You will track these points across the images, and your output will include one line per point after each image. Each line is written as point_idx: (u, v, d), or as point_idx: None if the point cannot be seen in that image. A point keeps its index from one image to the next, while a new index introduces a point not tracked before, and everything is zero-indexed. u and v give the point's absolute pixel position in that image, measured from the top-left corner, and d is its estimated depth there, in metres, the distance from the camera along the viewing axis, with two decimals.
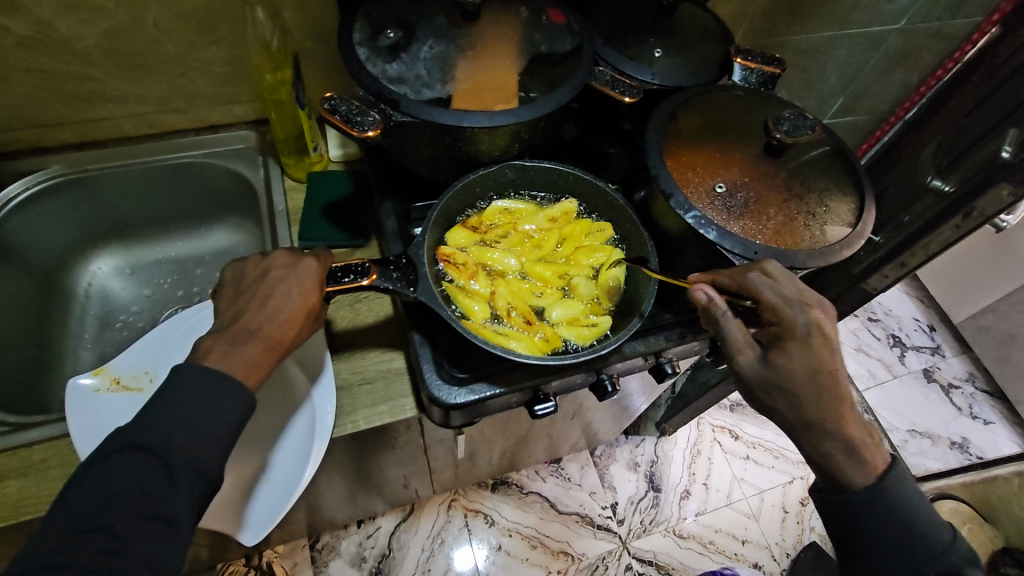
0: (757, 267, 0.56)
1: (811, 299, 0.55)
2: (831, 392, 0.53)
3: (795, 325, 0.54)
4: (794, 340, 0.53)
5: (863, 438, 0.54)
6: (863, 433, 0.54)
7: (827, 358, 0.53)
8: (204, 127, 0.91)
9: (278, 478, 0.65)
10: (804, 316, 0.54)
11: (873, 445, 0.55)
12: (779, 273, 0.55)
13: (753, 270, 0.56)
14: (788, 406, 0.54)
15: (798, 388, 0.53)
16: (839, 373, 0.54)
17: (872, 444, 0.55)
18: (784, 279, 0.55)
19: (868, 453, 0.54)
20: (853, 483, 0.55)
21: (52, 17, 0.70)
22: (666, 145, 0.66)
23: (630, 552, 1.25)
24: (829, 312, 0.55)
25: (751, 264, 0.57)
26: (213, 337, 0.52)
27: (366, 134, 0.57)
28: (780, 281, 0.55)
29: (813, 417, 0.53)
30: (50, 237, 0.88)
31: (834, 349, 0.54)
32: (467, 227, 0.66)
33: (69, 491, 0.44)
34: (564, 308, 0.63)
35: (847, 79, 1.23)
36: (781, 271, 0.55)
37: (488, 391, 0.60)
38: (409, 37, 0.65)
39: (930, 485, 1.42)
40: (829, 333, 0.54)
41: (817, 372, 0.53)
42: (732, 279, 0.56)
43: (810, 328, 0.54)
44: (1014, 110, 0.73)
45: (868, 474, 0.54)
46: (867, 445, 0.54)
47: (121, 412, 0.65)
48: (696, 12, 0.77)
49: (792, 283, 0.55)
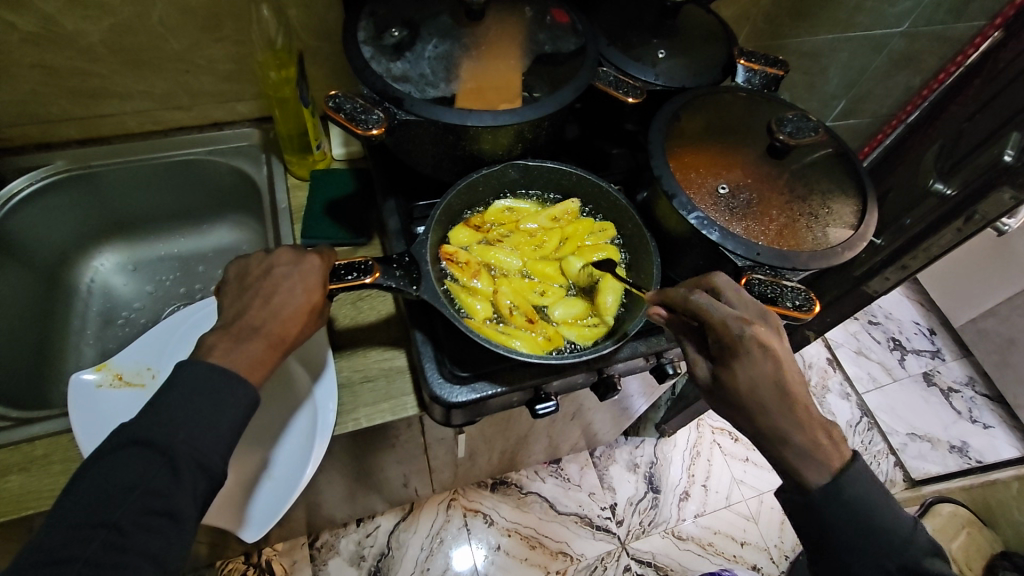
0: (705, 282, 0.55)
1: (754, 310, 0.52)
2: (781, 405, 0.49)
3: (736, 344, 0.49)
4: (737, 359, 0.50)
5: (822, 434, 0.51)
6: (816, 433, 0.51)
7: (772, 373, 0.49)
8: (209, 124, 0.92)
9: (280, 475, 0.65)
10: (746, 336, 0.49)
11: (829, 444, 0.52)
12: (727, 285, 0.54)
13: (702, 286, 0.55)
14: (740, 416, 0.51)
15: (749, 405, 0.50)
16: (789, 385, 0.50)
17: (832, 443, 0.52)
18: (727, 293, 0.53)
19: (828, 454, 0.51)
20: (810, 487, 0.52)
21: (57, 13, 0.70)
22: (670, 146, 0.66)
23: (629, 553, 1.25)
24: (772, 321, 0.51)
25: (703, 277, 0.56)
26: (218, 333, 0.52)
27: (371, 132, 0.57)
28: (724, 296, 0.53)
29: (763, 426, 0.50)
30: (52, 232, 0.88)
31: (782, 363, 0.49)
32: (470, 226, 0.66)
33: (73, 486, 0.44)
34: (567, 308, 0.63)
35: (850, 82, 1.24)
36: (728, 284, 0.54)
37: (489, 390, 0.60)
38: (414, 36, 0.65)
39: (926, 490, 1.42)
40: (774, 350, 0.49)
41: (763, 386, 0.49)
42: (677, 298, 0.53)
43: (751, 345, 0.49)
44: (1014, 115, 0.74)
45: (822, 473, 0.51)
46: (821, 444, 0.51)
47: (124, 406, 0.65)
48: (700, 13, 0.77)
49: (737, 296, 0.53)
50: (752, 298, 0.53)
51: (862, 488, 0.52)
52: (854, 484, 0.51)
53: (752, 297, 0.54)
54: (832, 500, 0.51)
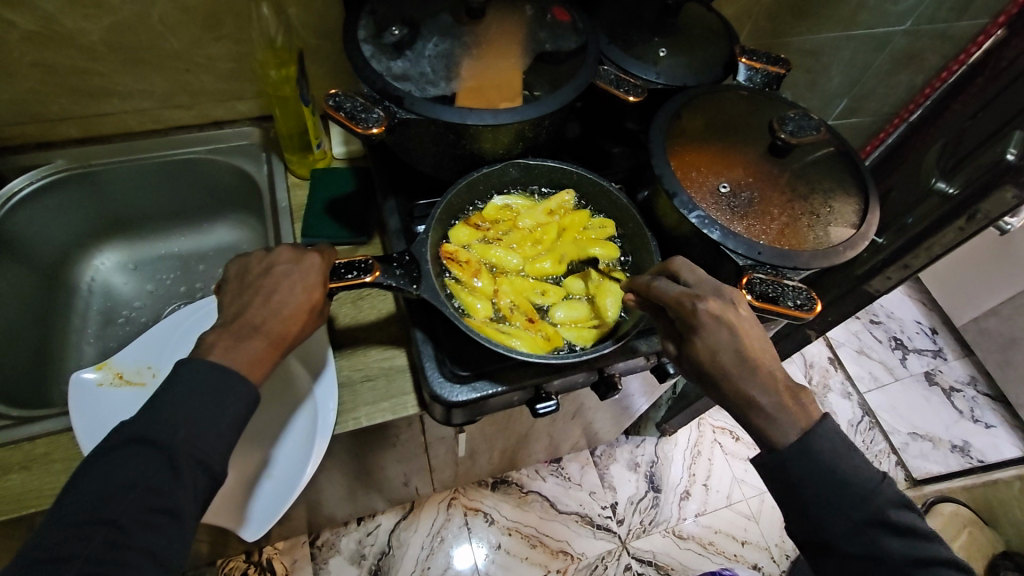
0: (668, 267, 0.56)
1: (709, 286, 0.53)
2: (743, 372, 0.49)
3: (690, 317, 0.51)
4: (694, 331, 0.50)
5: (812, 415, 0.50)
6: (784, 397, 0.50)
7: (728, 341, 0.50)
8: (209, 123, 0.91)
9: (280, 475, 0.65)
10: (696, 308, 0.50)
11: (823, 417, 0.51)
12: (682, 266, 0.55)
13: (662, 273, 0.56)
14: (709, 389, 0.51)
15: (713, 375, 0.50)
16: (748, 352, 0.50)
17: (799, 405, 0.51)
18: (685, 274, 0.54)
19: (830, 440, 0.50)
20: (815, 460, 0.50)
21: (57, 11, 0.70)
22: (671, 144, 0.66)
23: (629, 552, 1.25)
24: (727, 295, 0.52)
25: (664, 263, 0.57)
26: (217, 332, 0.52)
27: (371, 131, 0.57)
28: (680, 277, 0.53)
29: (731, 396, 0.50)
30: (53, 232, 0.88)
31: (736, 331, 0.50)
32: (470, 225, 0.66)
33: (74, 484, 0.44)
34: (569, 309, 0.63)
35: (851, 80, 1.23)
36: (685, 265, 0.55)
37: (490, 389, 0.60)
38: (415, 35, 0.65)
39: (928, 489, 1.41)
40: (727, 319, 0.50)
41: (722, 354, 0.50)
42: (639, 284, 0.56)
43: (702, 316, 0.50)
44: (1018, 114, 0.73)
45: (790, 434, 0.50)
46: (789, 406, 0.50)
47: (123, 405, 0.65)
48: (701, 12, 0.77)
49: (693, 274, 0.54)
50: (708, 276, 0.54)
51: (872, 484, 0.51)
52: (860, 477, 0.51)
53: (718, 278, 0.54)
54: (834, 497, 0.50)
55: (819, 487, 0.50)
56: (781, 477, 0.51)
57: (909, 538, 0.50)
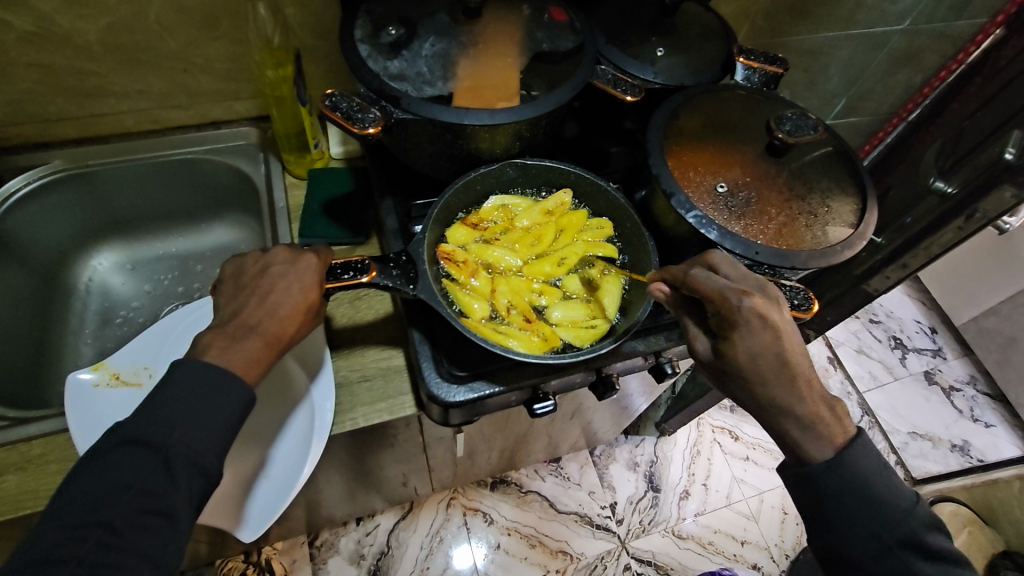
0: (703, 259, 0.55)
1: (753, 284, 0.51)
2: (779, 376, 0.49)
3: (734, 315, 0.49)
4: (736, 330, 0.49)
5: (812, 415, 0.50)
6: (819, 407, 0.50)
7: (770, 344, 0.49)
8: (207, 123, 0.91)
9: (278, 475, 0.65)
10: (743, 306, 0.49)
11: (832, 419, 0.51)
12: (725, 261, 0.54)
13: (699, 265, 0.54)
14: (741, 388, 0.51)
15: (748, 376, 0.50)
16: (787, 355, 0.49)
17: (834, 418, 0.51)
18: (724, 268, 0.54)
19: (825, 442, 0.50)
20: (813, 460, 0.50)
21: (53, 11, 0.70)
22: (669, 144, 0.66)
23: (629, 552, 1.25)
24: (772, 295, 0.51)
25: (700, 256, 0.56)
26: (213, 332, 0.52)
27: (367, 131, 0.57)
28: (724, 271, 0.52)
29: (763, 397, 0.50)
30: (51, 232, 0.88)
31: (780, 333, 0.49)
32: (467, 225, 0.66)
33: (69, 486, 0.44)
34: (566, 309, 0.63)
35: (850, 79, 1.23)
36: (724, 260, 0.54)
37: (487, 389, 0.60)
38: (411, 35, 0.65)
39: (926, 489, 1.42)
40: (772, 319, 0.49)
41: (761, 356, 0.49)
42: (678, 275, 0.54)
43: (749, 315, 0.49)
44: (1016, 113, 0.73)
45: (825, 448, 0.51)
46: (824, 418, 0.50)
47: (120, 406, 0.65)
48: (699, 11, 0.77)
49: (734, 270, 0.53)
50: (750, 273, 0.53)
51: (871, 482, 0.51)
52: (857, 473, 0.51)
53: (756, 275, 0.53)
54: (831, 499, 0.50)
55: (815, 488, 0.50)
56: None
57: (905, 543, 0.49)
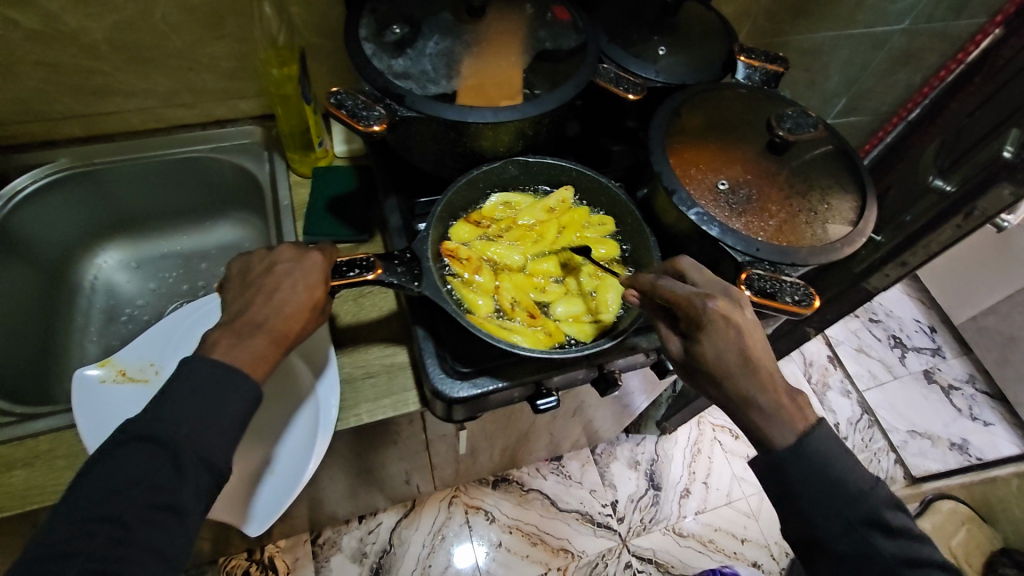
0: (671, 266, 0.56)
1: (716, 286, 0.53)
2: (745, 374, 0.50)
3: (699, 317, 0.51)
4: (701, 331, 0.51)
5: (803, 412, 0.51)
6: (780, 396, 0.51)
7: (734, 343, 0.50)
8: (211, 122, 0.92)
9: (283, 471, 0.66)
10: (707, 308, 0.50)
11: (792, 405, 0.51)
12: (691, 267, 0.55)
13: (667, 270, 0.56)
14: (711, 386, 0.52)
15: (716, 374, 0.51)
16: (752, 354, 0.50)
17: (795, 405, 0.51)
18: (691, 274, 0.55)
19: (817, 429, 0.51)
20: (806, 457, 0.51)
21: (60, 11, 0.71)
22: (670, 142, 0.66)
23: (630, 550, 1.26)
24: (736, 296, 0.52)
25: (670, 262, 0.57)
26: (220, 329, 0.53)
27: (372, 129, 0.58)
28: (688, 276, 0.54)
29: (732, 394, 0.51)
30: (55, 230, 0.89)
31: (743, 333, 0.50)
32: (470, 222, 0.66)
33: (79, 481, 0.45)
34: (569, 305, 0.64)
35: (850, 79, 1.24)
36: (692, 266, 0.55)
37: (492, 385, 0.61)
38: (416, 34, 0.66)
39: (927, 486, 1.42)
40: (735, 320, 0.50)
41: (727, 355, 0.50)
42: (645, 281, 0.56)
43: (712, 317, 0.50)
44: (1015, 111, 0.74)
45: (800, 439, 0.51)
46: (785, 406, 0.50)
47: (126, 402, 0.65)
48: (700, 10, 0.78)
49: (701, 274, 0.54)
50: (715, 277, 0.54)
51: (868, 477, 0.52)
52: (852, 470, 0.51)
53: (723, 277, 0.55)
54: (830, 494, 0.51)
55: (815, 484, 0.51)
56: (777, 475, 0.52)
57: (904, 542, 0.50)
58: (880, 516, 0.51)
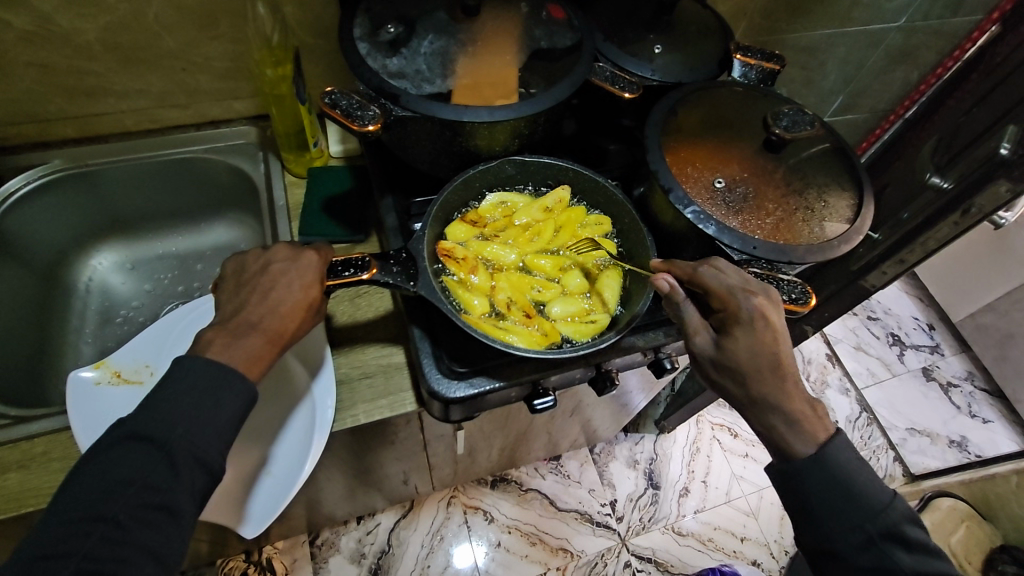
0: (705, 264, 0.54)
1: (756, 285, 0.53)
2: (773, 376, 0.51)
3: (740, 312, 0.51)
4: (739, 326, 0.51)
5: (798, 410, 0.51)
6: (800, 406, 0.51)
7: (768, 343, 0.51)
8: (205, 122, 0.92)
9: (279, 472, 0.65)
10: (749, 304, 0.51)
11: (814, 416, 0.52)
12: (729, 267, 0.54)
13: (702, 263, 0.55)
14: (734, 384, 0.52)
15: (745, 373, 0.51)
16: (782, 358, 0.51)
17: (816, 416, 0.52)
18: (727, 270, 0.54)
19: (817, 431, 0.51)
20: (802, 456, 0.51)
21: (53, 11, 0.70)
22: (667, 140, 0.66)
23: (629, 549, 1.26)
24: (775, 297, 0.53)
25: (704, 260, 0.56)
26: (215, 329, 0.52)
27: (367, 128, 0.58)
28: (728, 271, 0.54)
29: (755, 394, 0.51)
30: (50, 232, 0.88)
31: (778, 335, 0.51)
32: (466, 221, 0.66)
33: (72, 482, 0.44)
34: (565, 305, 0.63)
35: (847, 77, 1.24)
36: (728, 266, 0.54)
37: (487, 385, 0.60)
38: (410, 33, 0.65)
39: (927, 484, 1.42)
40: (774, 321, 0.51)
41: (759, 355, 0.51)
42: (686, 271, 0.55)
43: (753, 313, 0.51)
44: (1011, 108, 0.73)
45: (798, 436, 0.51)
46: (793, 410, 0.51)
47: (121, 403, 0.65)
48: (696, 8, 0.78)
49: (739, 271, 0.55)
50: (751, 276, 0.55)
51: (865, 474, 0.52)
52: (848, 470, 0.51)
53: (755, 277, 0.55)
54: (828, 491, 0.51)
55: (811, 482, 0.51)
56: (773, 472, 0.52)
57: (898, 539, 0.50)
58: (897, 529, 0.50)
